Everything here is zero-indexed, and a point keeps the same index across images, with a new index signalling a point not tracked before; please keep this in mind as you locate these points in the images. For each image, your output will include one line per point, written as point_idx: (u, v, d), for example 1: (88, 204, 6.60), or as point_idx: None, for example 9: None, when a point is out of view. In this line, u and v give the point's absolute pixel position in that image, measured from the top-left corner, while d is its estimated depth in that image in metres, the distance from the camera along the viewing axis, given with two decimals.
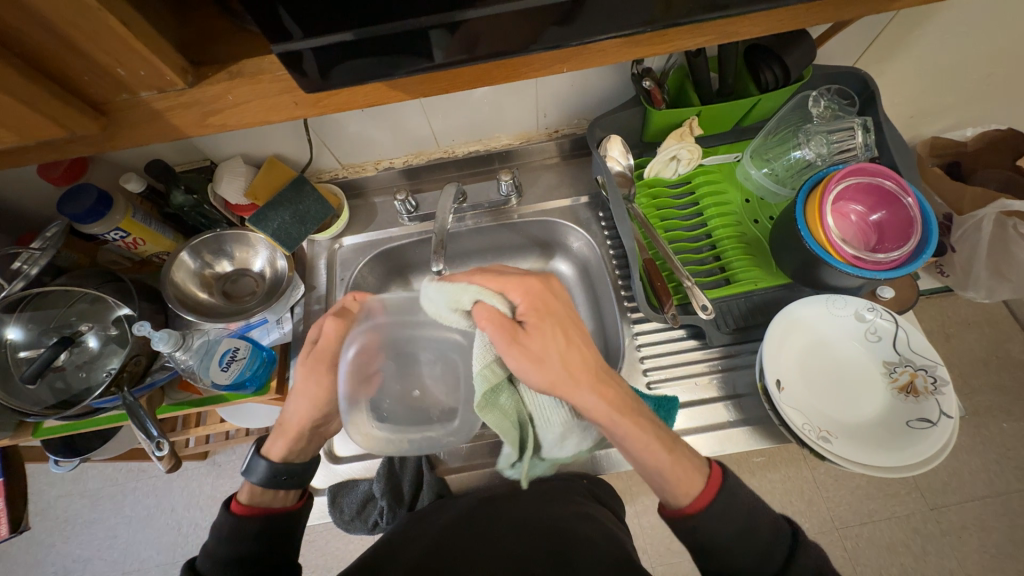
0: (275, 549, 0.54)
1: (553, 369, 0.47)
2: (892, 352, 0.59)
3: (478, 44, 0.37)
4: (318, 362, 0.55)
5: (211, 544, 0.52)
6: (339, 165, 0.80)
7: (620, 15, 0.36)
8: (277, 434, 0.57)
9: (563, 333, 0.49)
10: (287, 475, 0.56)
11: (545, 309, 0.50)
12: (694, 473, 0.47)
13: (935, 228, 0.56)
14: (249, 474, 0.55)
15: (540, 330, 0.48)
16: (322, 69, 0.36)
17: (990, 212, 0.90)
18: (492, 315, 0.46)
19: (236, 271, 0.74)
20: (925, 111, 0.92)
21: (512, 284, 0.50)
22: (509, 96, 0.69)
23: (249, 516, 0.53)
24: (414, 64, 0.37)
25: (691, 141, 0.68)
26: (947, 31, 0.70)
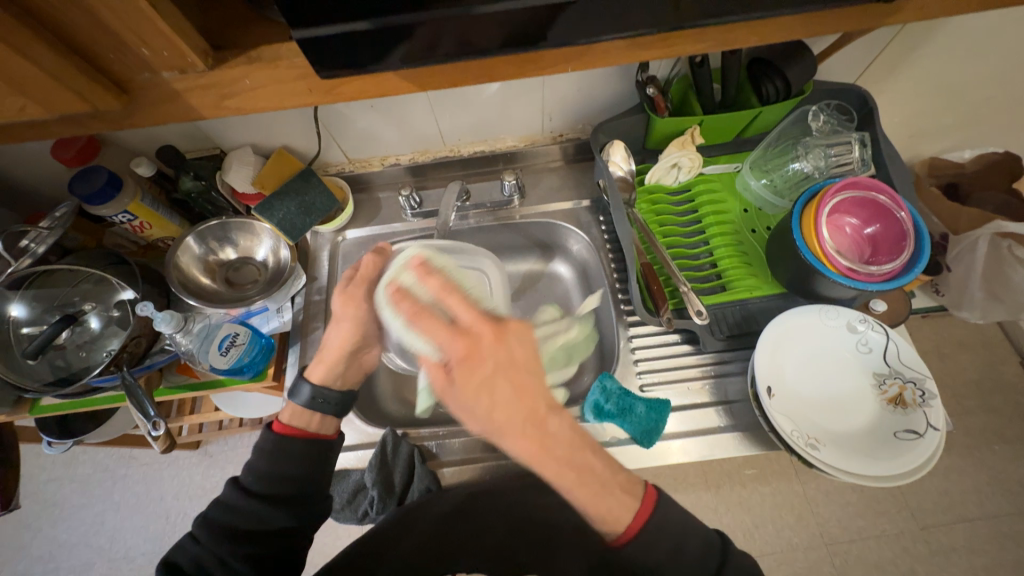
0: (309, 473, 0.56)
1: (474, 423, 0.45)
2: (882, 365, 0.60)
3: (490, 37, 0.38)
4: (357, 287, 0.59)
5: (253, 460, 0.55)
6: (346, 160, 0.81)
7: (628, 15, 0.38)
8: (321, 354, 0.59)
9: (488, 393, 0.44)
10: (325, 400, 0.58)
11: (466, 369, 0.45)
12: (626, 499, 0.46)
13: (928, 242, 0.57)
14: (294, 396, 0.58)
15: (461, 391, 0.45)
16: (339, 55, 0.37)
17: (985, 233, 0.92)
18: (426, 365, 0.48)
19: (239, 258, 0.75)
20: (925, 131, 0.93)
21: (436, 327, 0.47)
22: (516, 97, 0.71)
23: (288, 438, 0.56)
24: (427, 56, 0.38)
25: (693, 149, 0.69)
26: (948, 53, 0.72)
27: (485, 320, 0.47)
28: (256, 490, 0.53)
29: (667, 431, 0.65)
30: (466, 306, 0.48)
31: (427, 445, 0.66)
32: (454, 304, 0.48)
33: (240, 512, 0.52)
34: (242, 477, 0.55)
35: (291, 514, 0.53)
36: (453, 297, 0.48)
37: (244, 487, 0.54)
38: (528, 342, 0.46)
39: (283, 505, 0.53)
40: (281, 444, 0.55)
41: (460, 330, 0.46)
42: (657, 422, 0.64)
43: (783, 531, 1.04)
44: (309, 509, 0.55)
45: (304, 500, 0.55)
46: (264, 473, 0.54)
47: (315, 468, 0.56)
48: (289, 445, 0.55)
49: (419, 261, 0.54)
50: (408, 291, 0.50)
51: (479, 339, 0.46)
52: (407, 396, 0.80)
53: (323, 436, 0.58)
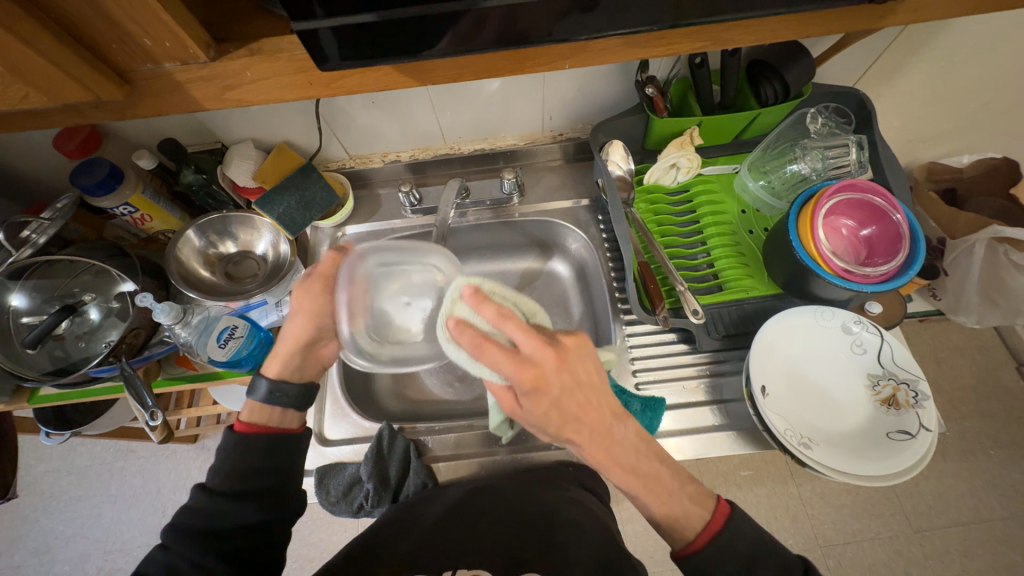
0: (274, 466, 0.57)
1: (546, 431, 0.48)
2: (876, 365, 0.60)
3: (491, 32, 0.38)
4: (314, 282, 0.58)
5: (215, 462, 0.55)
6: (347, 156, 0.82)
7: (627, 10, 0.37)
8: (276, 348, 0.59)
9: (558, 416, 0.45)
10: (283, 393, 0.58)
11: (537, 399, 0.44)
12: (697, 509, 0.48)
13: (922, 244, 0.57)
14: (252, 393, 0.58)
15: (534, 414, 0.45)
16: (339, 48, 0.37)
17: (982, 237, 0.92)
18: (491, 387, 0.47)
19: (239, 252, 0.76)
20: (923, 136, 0.94)
21: (497, 361, 0.41)
22: (517, 95, 0.71)
23: (251, 435, 0.56)
24: (426, 51, 0.38)
25: (692, 149, 0.69)
26: (947, 58, 0.72)
27: (547, 346, 0.43)
28: (226, 487, 0.53)
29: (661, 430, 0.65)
30: (522, 332, 0.42)
31: (422, 439, 0.71)
32: (514, 332, 0.42)
33: (226, 509, 0.52)
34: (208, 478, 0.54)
35: (263, 506, 0.54)
36: (511, 324, 0.42)
37: (210, 487, 0.54)
38: (586, 357, 0.45)
39: (253, 501, 0.54)
40: (245, 440, 0.55)
41: (524, 360, 0.42)
42: (651, 420, 0.64)
43: (777, 533, 1.04)
44: (280, 500, 0.56)
45: (273, 494, 0.56)
46: (231, 470, 0.54)
47: (281, 462, 0.57)
48: (252, 441, 0.56)
49: (471, 288, 0.43)
50: (457, 323, 0.42)
51: (544, 367, 0.43)
52: (405, 392, 0.80)
53: (287, 429, 0.59)
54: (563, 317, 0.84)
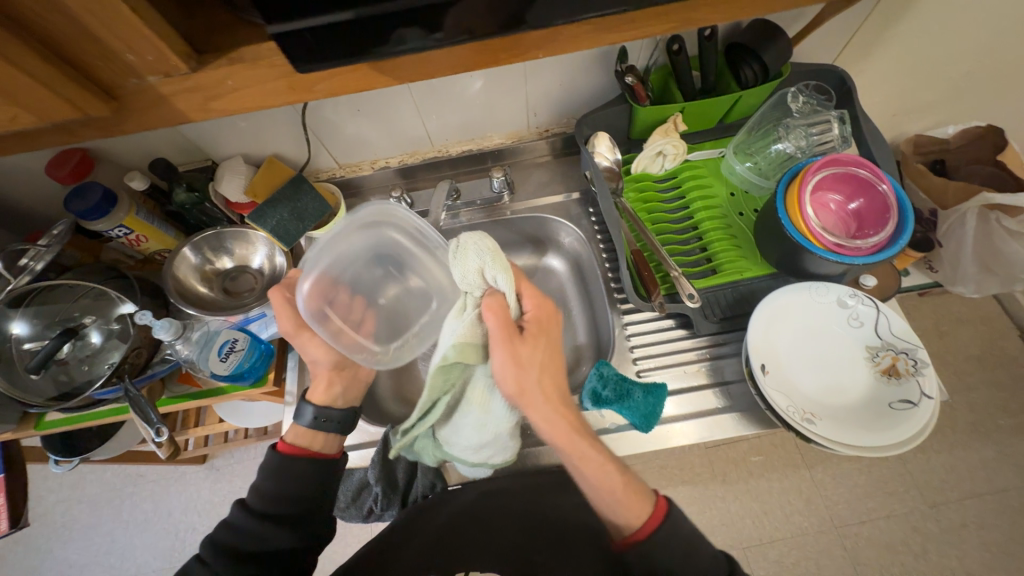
0: (310, 490, 0.57)
1: (522, 380, 0.51)
2: (874, 337, 0.60)
3: (470, 23, 0.38)
4: (285, 322, 0.61)
5: (258, 483, 0.56)
6: (336, 165, 0.82)
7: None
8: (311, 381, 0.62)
9: (551, 352, 0.53)
10: (326, 419, 0.59)
11: (541, 328, 0.53)
12: (644, 498, 0.49)
13: (910, 214, 0.58)
14: (297, 418, 0.59)
15: (530, 345, 0.52)
16: (318, 49, 0.37)
17: (973, 205, 0.92)
18: (495, 313, 0.50)
19: (236, 267, 0.76)
20: (907, 108, 0.94)
21: (528, 292, 0.54)
22: (500, 94, 0.72)
23: (293, 458, 0.56)
24: (400, 47, 0.39)
25: (676, 136, 0.70)
26: (925, 28, 0.73)
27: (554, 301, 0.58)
28: (262, 511, 0.54)
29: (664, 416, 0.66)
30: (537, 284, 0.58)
31: None
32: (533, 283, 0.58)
33: (261, 531, 0.53)
34: (248, 498, 0.56)
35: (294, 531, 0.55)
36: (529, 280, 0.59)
37: (251, 506, 0.55)
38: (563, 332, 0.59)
39: (291, 525, 0.55)
40: (285, 461, 0.56)
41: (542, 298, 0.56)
42: (654, 407, 0.64)
43: None
44: (313, 526, 0.57)
45: (305, 516, 0.56)
46: (269, 492, 0.55)
47: (320, 485, 0.58)
48: (295, 464, 0.56)
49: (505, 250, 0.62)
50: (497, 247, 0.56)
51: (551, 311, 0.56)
52: (408, 396, 0.81)
53: (325, 454, 0.59)
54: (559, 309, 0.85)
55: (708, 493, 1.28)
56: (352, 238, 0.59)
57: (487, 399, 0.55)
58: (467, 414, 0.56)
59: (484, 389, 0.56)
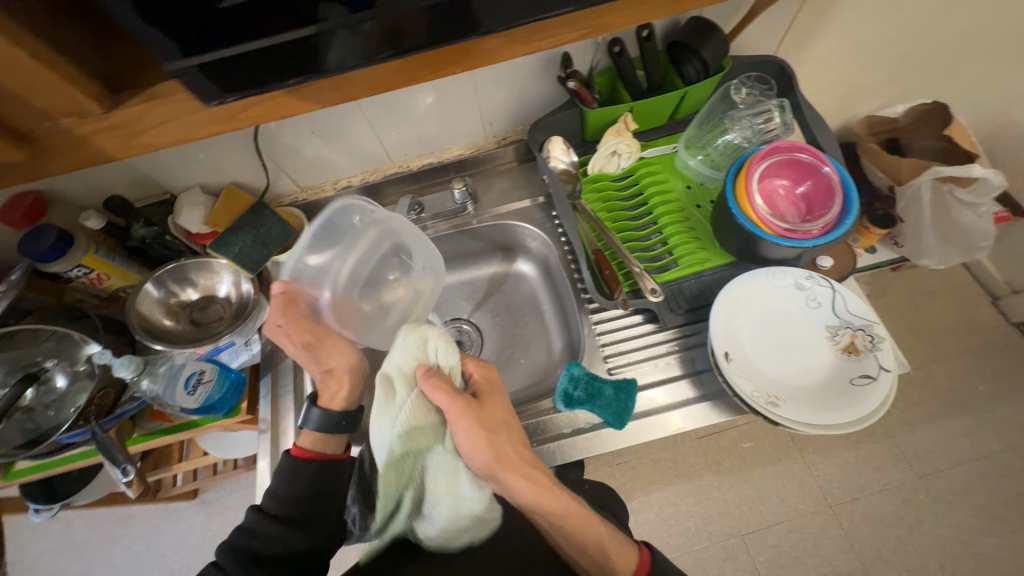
0: (320, 493, 0.59)
1: (487, 450, 0.55)
2: (832, 316, 0.61)
3: (391, 39, 0.39)
4: (302, 333, 0.59)
5: (274, 485, 0.59)
6: (297, 188, 0.82)
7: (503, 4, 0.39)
8: (324, 386, 0.63)
9: (506, 418, 0.58)
10: (338, 422, 0.61)
11: (486, 401, 0.59)
12: (628, 553, 0.55)
13: (854, 193, 0.60)
14: (306, 423, 0.61)
15: (486, 411, 0.57)
16: (234, 74, 0.38)
17: (926, 180, 0.95)
18: (448, 389, 0.55)
19: (203, 298, 0.76)
20: (854, 91, 0.97)
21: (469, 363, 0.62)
22: (453, 107, 0.73)
23: (306, 461, 0.60)
24: (314, 70, 0.39)
25: (628, 135, 0.71)
26: (858, 14, 0.75)
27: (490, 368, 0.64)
28: (276, 511, 0.57)
29: (653, 405, 0.66)
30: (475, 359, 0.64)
31: None
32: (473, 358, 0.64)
33: (273, 533, 0.56)
34: (264, 503, 0.58)
35: (305, 535, 0.57)
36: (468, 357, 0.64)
37: (267, 510, 0.58)
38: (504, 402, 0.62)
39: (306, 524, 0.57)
40: (298, 464, 0.59)
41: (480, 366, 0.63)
42: (626, 403, 0.64)
43: None
44: (323, 529, 0.59)
45: (319, 520, 0.58)
46: (284, 495, 0.58)
47: (332, 487, 0.60)
48: (310, 467, 0.59)
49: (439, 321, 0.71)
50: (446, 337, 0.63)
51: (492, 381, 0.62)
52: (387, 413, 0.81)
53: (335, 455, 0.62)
54: (531, 314, 0.86)
55: (706, 482, 1.30)
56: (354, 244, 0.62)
57: (453, 482, 0.54)
58: (439, 503, 0.54)
59: (447, 475, 0.55)
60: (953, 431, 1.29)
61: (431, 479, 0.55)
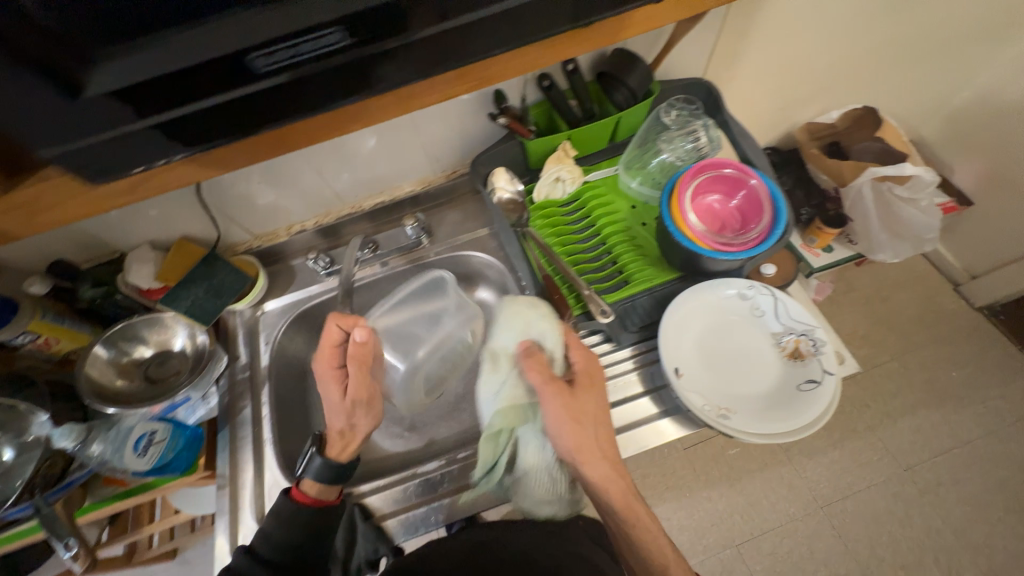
0: (308, 537, 0.61)
1: (572, 436, 0.58)
2: (775, 324, 0.63)
3: (292, 101, 0.41)
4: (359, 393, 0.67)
5: (267, 527, 0.60)
6: (251, 236, 0.83)
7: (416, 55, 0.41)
8: (330, 441, 0.66)
9: (598, 408, 0.60)
10: (338, 470, 0.63)
11: (579, 388, 0.61)
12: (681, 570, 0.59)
13: (781, 202, 0.63)
14: (309, 472, 0.63)
15: (575, 402, 0.59)
16: (123, 151, 0.40)
17: (865, 180, 1.01)
18: (541, 376, 0.60)
19: (156, 354, 0.75)
20: (788, 101, 1.01)
21: (574, 349, 0.63)
22: (396, 147, 0.75)
23: (302, 504, 0.61)
24: (206, 140, 0.42)
25: (570, 161, 0.74)
26: (775, 34, 0.80)
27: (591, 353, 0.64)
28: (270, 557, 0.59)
29: (647, 415, 0.67)
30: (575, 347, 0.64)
31: (369, 501, 0.69)
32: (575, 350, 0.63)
33: None
34: (255, 545, 0.60)
35: None
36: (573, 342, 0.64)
37: (258, 553, 0.59)
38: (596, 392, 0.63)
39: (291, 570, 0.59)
40: (294, 508, 0.61)
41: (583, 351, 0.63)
42: None
43: None
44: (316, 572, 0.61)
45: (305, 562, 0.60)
46: (277, 537, 0.60)
47: (319, 531, 0.61)
48: (303, 512, 0.61)
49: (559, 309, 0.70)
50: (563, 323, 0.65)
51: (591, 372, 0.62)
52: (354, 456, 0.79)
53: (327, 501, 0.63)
54: None
55: (697, 494, 1.28)
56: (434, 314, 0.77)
57: (540, 455, 0.63)
58: (529, 480, 0.64)
59: (535, 448, 0.63)
60: (934, 420, 1.30)
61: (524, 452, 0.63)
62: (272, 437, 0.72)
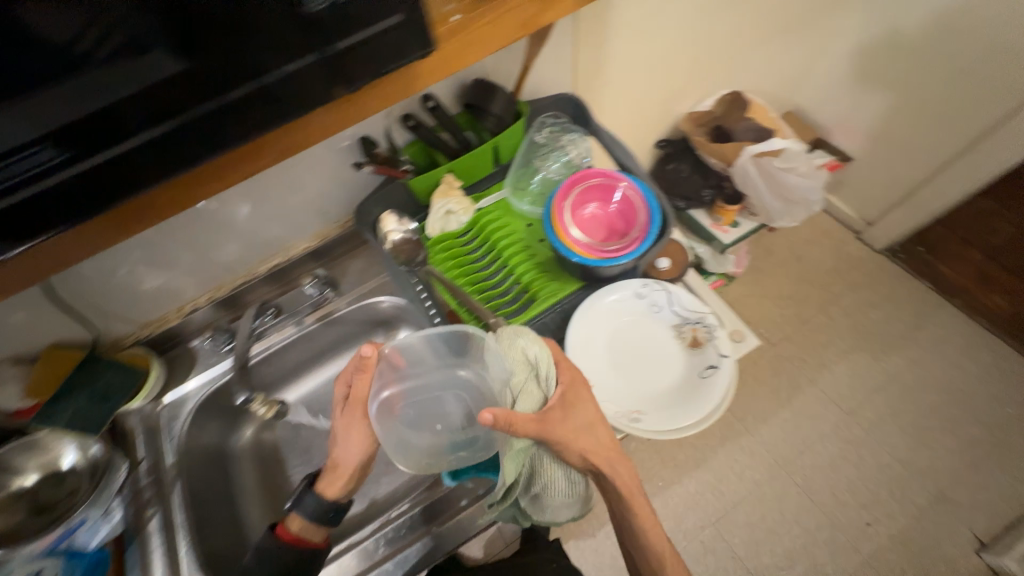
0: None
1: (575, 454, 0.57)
2: (673, 316, 0.68)
3: (82, 200, 0.34)
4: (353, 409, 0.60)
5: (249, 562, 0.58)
6: (137, 326, 0.77)
7: (185, 148, 0.35)
8: (326, 474, 0.62)
9: (592, 419, 0.59)
10: (335, 511, 0.60)
11: (572, 402, 0.58)
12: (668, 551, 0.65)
13: (652, 202, 0.65)
14: (299, 508, 0.60)
15: (575, 415, 0.57)
16: None
17: (746, 158, 1.10)
18: (531, 418, 0.51)
19: (41, 479, 0.65)
20: (665, 96, 1.07)
21: (563, 369, 0.58)
22: (276, 209, 0.72)
23: (285, 549, 0.58)
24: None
25: (457, 193, 0.73)
26: (629, 40, 0.84)
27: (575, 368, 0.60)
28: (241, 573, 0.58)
29: None
30: (564, 366, 0.59)
31: None
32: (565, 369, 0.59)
33: None
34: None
35: None
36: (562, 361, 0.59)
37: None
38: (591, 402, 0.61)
39: None
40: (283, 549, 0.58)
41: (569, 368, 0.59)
42: None
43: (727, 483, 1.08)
44: None
45: None
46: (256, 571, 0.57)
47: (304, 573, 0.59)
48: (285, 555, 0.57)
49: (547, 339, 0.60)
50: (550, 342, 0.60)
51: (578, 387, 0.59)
52: None
53: (315, 544, 0.60)
54: None
55: (668, 482, 1.30)
56: (449, 364, 0.60)
57: (555, 468, 0.61)
58: (550, 488, 0.61)
59: (550, 463, 0.60)
60: (864, 362, 1.38)
61: (542, 467, 0.60)
62: (189, 542, 0.67)
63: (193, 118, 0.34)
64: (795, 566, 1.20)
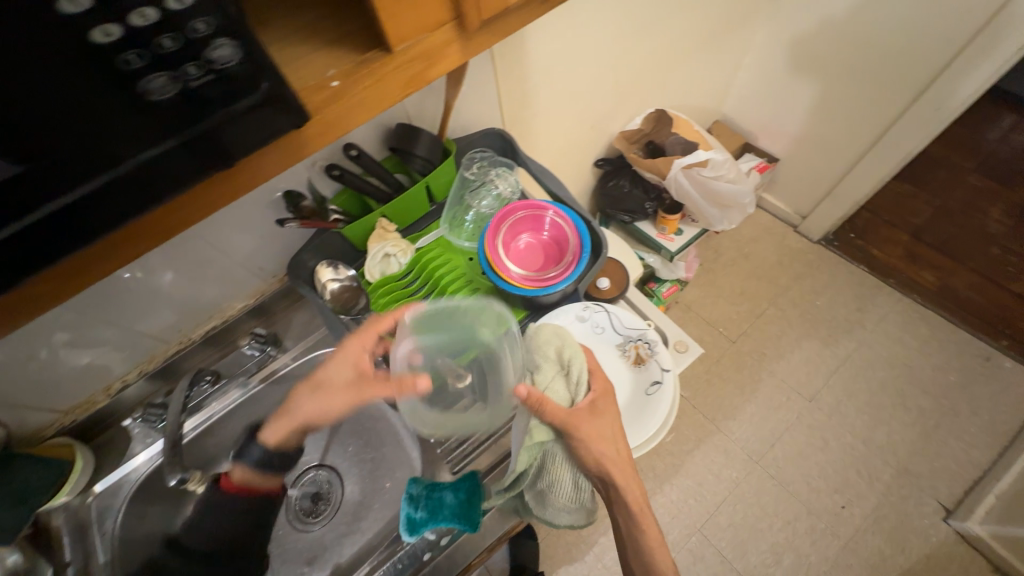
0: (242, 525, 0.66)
1: (593, 455, 0.60)
2: (617, 335, 0.70)
3: None
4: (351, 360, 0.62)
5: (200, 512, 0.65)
6: (59, 412, 0.71)
7: (112, 210, 0.27)
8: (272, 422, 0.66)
9: (614, 426, 0.62)
10: (273, 462, 0.67)
11: (600, 409, 0.62)
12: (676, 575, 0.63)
13: (580, 225, 0.67)
14: (242, 460, 0.66)
15: (599, 422, 0.61)
16: None
17: (676, 171, 1.16)
18: (559, 408, 0.59)
19: None
20: (594, 119, 1.11)
21: (596, 377, 0.63)
22: (203, 272, 0.69)
23: (235, 495, 0.66)
24: None
25: (393, 235, 0.72)
26: (549, 72, 0.88)
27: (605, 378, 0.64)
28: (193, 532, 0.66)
29: None
30: (595, 374, 0.64)
31: None
32: (596, 377, 0.63)
33: None
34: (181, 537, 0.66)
35: None
36: (594, 367, 0.64)
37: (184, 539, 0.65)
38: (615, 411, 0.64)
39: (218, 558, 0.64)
40: (223, 497, 0.65)
41: (598, 376, 0.64)
42: (469, 502, 0.61)
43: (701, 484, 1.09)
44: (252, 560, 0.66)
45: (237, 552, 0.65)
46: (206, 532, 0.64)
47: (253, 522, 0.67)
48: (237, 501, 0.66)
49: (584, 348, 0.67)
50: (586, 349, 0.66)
51: (603, 394, 0.63)
52: None
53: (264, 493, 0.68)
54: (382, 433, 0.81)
55: (649, 491, 1.30)
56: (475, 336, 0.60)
57: (565, 469, 0.60)
58: (555, 488, 0.60)
59: (559, 463, 0.60)
60: (817, 348, 1.45)
61: (555, 465, 0.60)
62: None
63: (80, 188, 0.25)
64: (782, 560, 1.21)
